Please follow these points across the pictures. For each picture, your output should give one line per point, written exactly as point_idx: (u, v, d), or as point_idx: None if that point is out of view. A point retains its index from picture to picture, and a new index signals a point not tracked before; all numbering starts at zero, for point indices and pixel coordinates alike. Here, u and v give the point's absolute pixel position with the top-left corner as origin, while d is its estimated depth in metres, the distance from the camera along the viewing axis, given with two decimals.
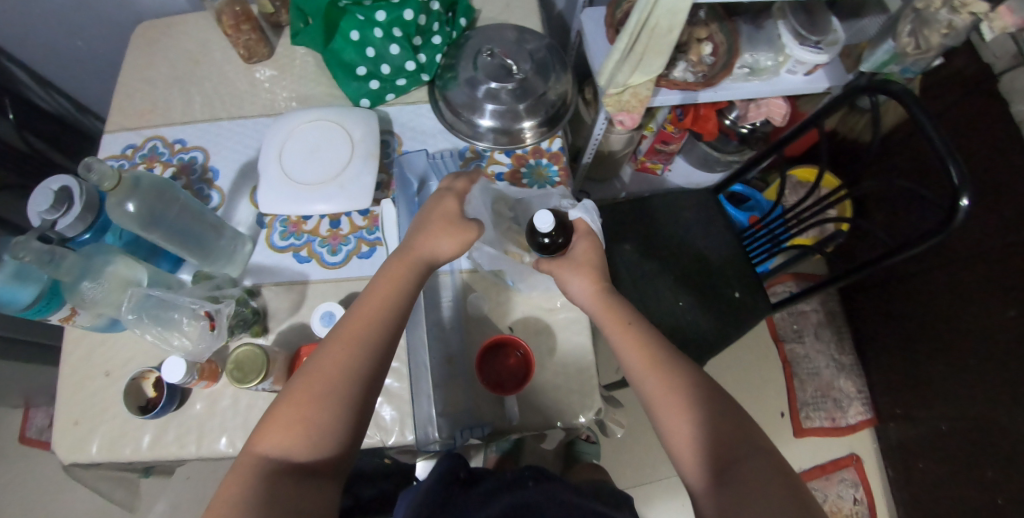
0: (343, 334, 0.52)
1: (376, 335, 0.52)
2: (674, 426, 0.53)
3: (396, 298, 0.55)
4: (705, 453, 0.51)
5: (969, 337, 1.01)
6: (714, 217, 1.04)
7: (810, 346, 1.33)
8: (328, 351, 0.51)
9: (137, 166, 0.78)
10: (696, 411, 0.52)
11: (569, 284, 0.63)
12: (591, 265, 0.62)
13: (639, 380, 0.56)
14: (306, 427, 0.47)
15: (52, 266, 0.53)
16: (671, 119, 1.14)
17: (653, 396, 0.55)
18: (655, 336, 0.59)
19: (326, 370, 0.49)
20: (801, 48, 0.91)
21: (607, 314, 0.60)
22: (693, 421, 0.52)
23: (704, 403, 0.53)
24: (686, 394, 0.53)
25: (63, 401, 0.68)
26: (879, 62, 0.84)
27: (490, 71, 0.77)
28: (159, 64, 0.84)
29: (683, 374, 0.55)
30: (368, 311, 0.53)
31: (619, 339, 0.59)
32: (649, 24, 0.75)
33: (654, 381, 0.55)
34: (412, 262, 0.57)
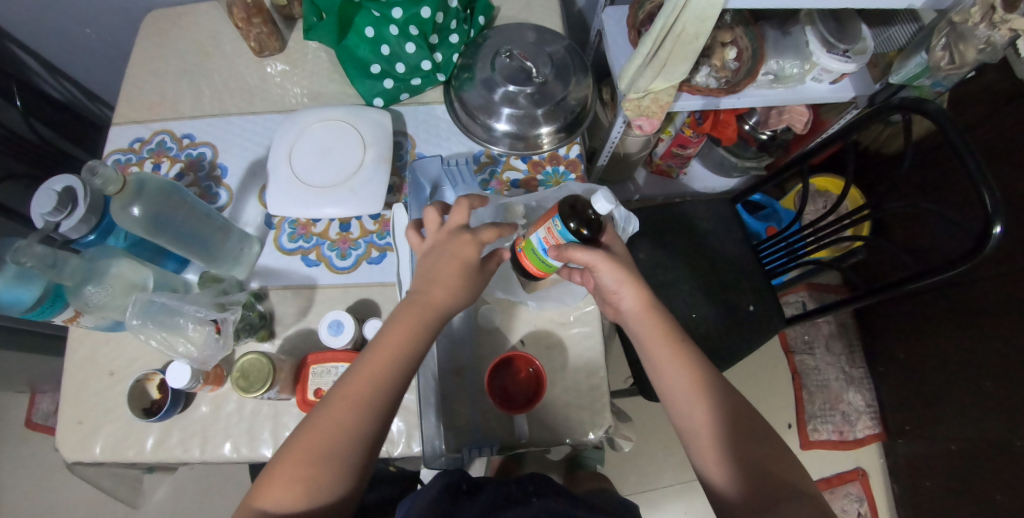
0: (347, 392, 0.50)
1: (381, 396, 0.50)
2: (715, 454, 0.53)
3: (408, 356, 0.52)
4: (745, 485, 0.50)
5: (977, 359, 1.00)
6: (731, 227, 1.01)
7: (821, 358, 1.31)
8: (332, 407, 0.49)
9: (145, 160, 0.76)
10: (736, 442, 0.53)
11: (622, 297, 0.60)
12: (639, 276, 0.59)
13: (680, 401, 0.56)
14: (306, 487, 0.46)
15: (54, 270, 0.52)
16: (690, 123, 1.11)
17: (696, 422, 0.55)
18: (702, 359, 0.58)
19: (330, 428, 0.48)
20: (828, 57, 0.87)
21: (653, 330, 0.58)
22: (733, 452, 0.52)
23: (743, 432, 0.53)
24: (729, 425, 0.54)
25: (67, 399, 0.67)
26: (910, 73, 0.83)
27: (508, 74, 0.74)
28: (168, 56, 0.82)
29: (726, 401, 0.55)
30: (374, 368, 0.51)
31: (663, 359, 0.57)
32: (675, 30, 0.72)
33: (699, 408, 0.55)
34: (427, 316, 0.53)
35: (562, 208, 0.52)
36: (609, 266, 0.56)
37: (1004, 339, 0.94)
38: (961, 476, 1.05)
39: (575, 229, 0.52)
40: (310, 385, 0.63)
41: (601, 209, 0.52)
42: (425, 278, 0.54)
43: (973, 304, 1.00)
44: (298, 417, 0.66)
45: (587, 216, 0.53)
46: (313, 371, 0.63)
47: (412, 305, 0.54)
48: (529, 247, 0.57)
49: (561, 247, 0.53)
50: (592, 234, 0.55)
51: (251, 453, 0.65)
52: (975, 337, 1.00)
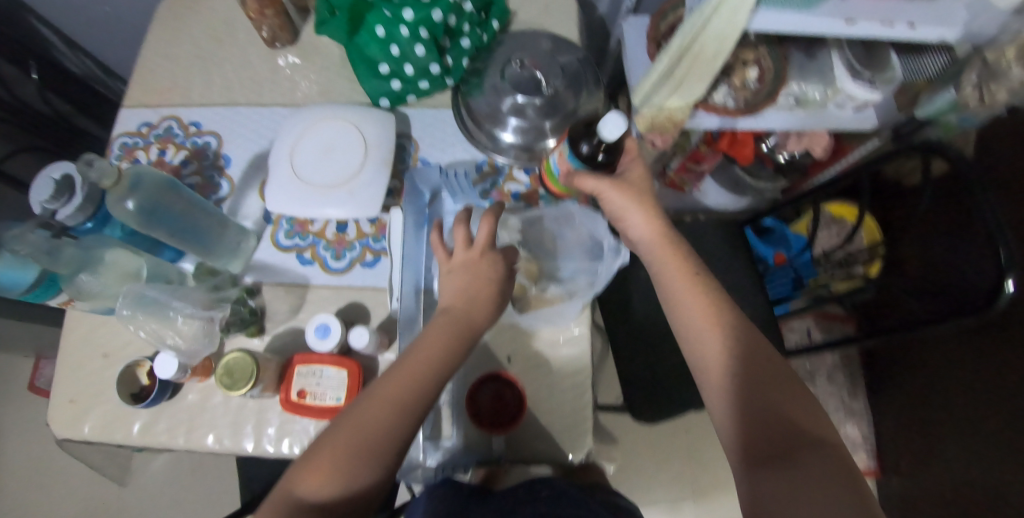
0: (385, 389, 0.49)
1: (420, 399, 0.49)
2: (728, 391, 0.51)
3: (446, 359, 0.51)
4: (751, 420, 0.48)
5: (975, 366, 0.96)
6: (739, 251, 0.99)
7: (822, 389, 1.27)
8: (371, 403, 0.48)
9: (151, 145, 0.76)
10: (744, 372, 0.50)
11: (629, 224, 0.60)
12: (650, 202, 0.59)
13: (688, 329, 0.54)
14: (338, 477, 0.45)
15: (49, 258, 0.51)
16: (706, 139, 1.09)
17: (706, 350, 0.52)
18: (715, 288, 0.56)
19: (367, 423, 0.47)
20: (852, 83, 0.84)
21: (670, 263, 0.57)
22: (738, 380, 0.50)
23: (757, 361, 0.51)
24: (746, 363, 0.51)
25: (61, 377, 0.68)
26: (936, 109, 0.84)
27: (518, 83, 0.72)
28: (182, 41, 0.82)
29: (738, 332, 0.52)
30: (415, 370, 0.50)
31: (676, 285, 0.56)
32: (692, 49, 0.70)
33: (709, 333, 0.52)
34: (460, 325, 0.53)
35: (576, 134, 0.59)
36: (614, 192, 0.58)
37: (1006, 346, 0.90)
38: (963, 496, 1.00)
39: (585, 154, 0.58)
40: (294, 385, 0.63)
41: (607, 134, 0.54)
42: (464, 296, 0.55)
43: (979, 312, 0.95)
44: (281, 414, 0.66)
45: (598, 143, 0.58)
46: (298, 371, 0.63)
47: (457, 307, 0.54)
48: (548, 169, 0.65)
49: (573, 167, 0.60)
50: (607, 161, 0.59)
51: (233, 446, 0.65)
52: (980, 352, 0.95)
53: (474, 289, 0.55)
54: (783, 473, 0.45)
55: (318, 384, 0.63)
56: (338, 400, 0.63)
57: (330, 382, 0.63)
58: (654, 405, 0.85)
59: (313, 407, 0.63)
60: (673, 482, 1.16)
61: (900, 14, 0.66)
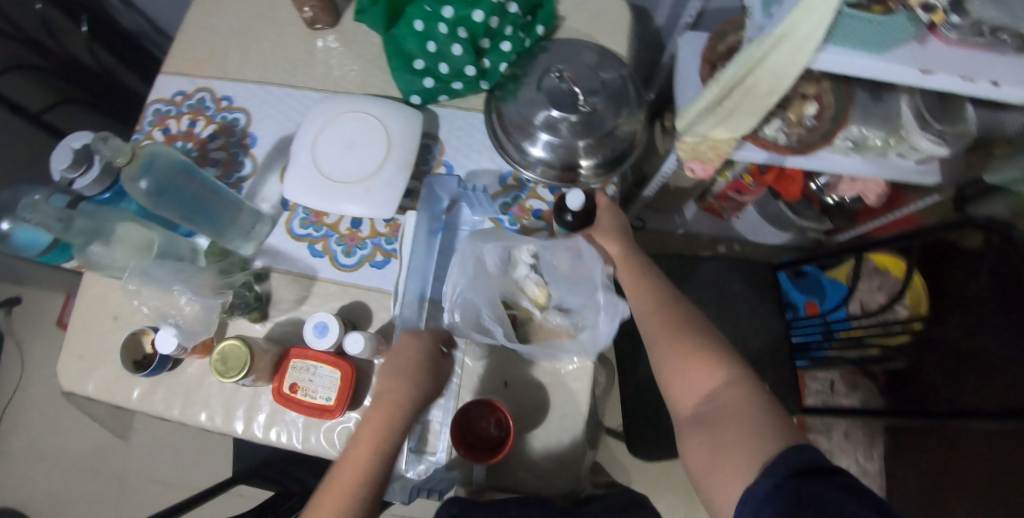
0: (347, 457, 0.53)
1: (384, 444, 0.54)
2: (666, 360, 0.55)
3: (395, 416, 0.55)
4: (697, 389, 0.52)
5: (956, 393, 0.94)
6: (767, 294, 0.93)
7: (836, 443, 1.19)
8: (349, 457, 0.53)
9: (183, 115, 0.76)
10: (685, 344, 0.54)
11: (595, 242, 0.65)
12: (614, 221, 0.66)
13: (641, 319, 0.59)
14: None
15: (61, 228, 0.51)
16: (751, 170, 1.02)
17: (655, 337, 0.57)
18: (663, 281, 0.62)
19: (349, 481, 0.51)
20: (920, 134, 0.77)
21: (623, 265, 0.64)
22: (689, 359, 0.53)
23: (688, 327, 0.56)
24: (678, 330, 0.56)
25: (74, 333, 0.70)
26: (1008, 177, 0.78)
27: (554, 96, 0.69)
28: (226, 12, 0.81)
29: (681, 319, 0.57)
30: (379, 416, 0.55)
31: (626, 280, 0.62)
32: (746, 81, 0.65)
33: (653, 317, 0.58)
34: (400, 387, 0.56)
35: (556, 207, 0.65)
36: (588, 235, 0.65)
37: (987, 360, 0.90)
38: None
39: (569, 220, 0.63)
40: (287, 378, 0.63)
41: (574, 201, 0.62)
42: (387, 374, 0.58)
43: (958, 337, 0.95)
44: (272, 403, 0.66)
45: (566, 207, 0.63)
46: (292, 365, 0.63)
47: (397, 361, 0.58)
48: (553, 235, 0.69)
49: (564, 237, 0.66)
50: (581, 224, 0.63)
51: (224, 426, 0.66)
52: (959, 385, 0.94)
53: (397, 365, 0.58)
54: (716, 420, 0.49)
55: (310, 381, 0.62)
56: (328, 400, 0.62)
57: (323, 381, 0.62)
58: (652, 443, 0.82)
59: (303, 403, 0.62)
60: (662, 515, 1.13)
61: (983, 70, 0.59)
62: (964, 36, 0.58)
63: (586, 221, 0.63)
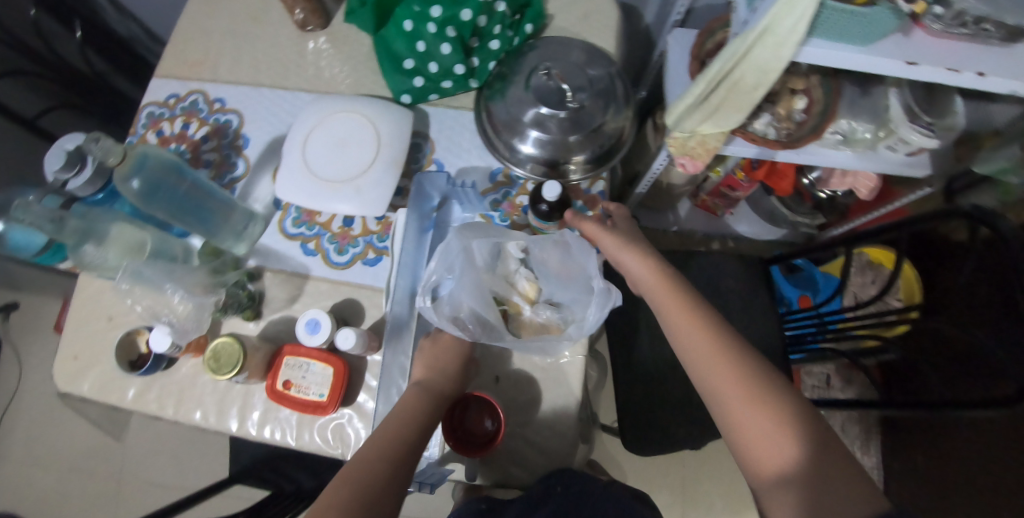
0: (372, 440, 0.53)
1: (419, 428, 0.55)
2: (742, 413, 0.50)
3: (427, 412, 0.57)
4: (788, 453, 0.47)
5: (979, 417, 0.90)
6: (760, 289, 0.94)
7: None
8: (380, 431, 0.53)
9: (175, 118, 0.77)
10: (767, 401, 0.49)
11: (628, 265, 0.63)
12: (644, 246, 0.63)
13: (702, 371, 0.54)
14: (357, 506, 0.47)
15: (54, 229, 0.52)
16: (743, 166, 1.03)
17: (728, 396, 0.51)
18: (724, 324, 0.56)
19: (380, 456, 0.51)
20: (910, 126, 0.77)
21: (666, 295, 0.59)
22: (773, 428, 0.48)
23: (758, 376, 0.51)
24: (750, 377, 0.51)
25: (69, 333, 0.71)
26: (998, 166, 0.78)
27: (542, 94, 0.70)
28: (217, 15, 0.82)
29: (752, 365, 0.52)
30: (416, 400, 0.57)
31: (676, 313, 0.57)
32: (732, 76, 0.66)
33: (721, 364, 0.52)
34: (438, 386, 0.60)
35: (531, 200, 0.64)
36: (607, 237, 0.63)
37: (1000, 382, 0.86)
38: None
39: (545, 210, 0.63)
40: (280, 375, 0.63)
41: (551, 192, 0.61)
42: (426, 368, 0.61)
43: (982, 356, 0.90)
44: (266, 401, 0.66)
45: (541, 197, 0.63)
46: (285, 362, 0.63)
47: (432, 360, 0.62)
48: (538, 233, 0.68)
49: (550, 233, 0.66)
50: (558, 213, 0.63)
51: (218, 424, 0.66)
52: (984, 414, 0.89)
53: (444, 361, 0.62)
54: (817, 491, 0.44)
55: (303, 378, 0.63)
56: (320, 396, 0.62)
57: (315, 378, 0.63)
58: (646, 438, 0.82)
59: (296, 400, 0.63)
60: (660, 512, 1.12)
61: (968, 61, 0.60)
62: (947, 27, 0.59)
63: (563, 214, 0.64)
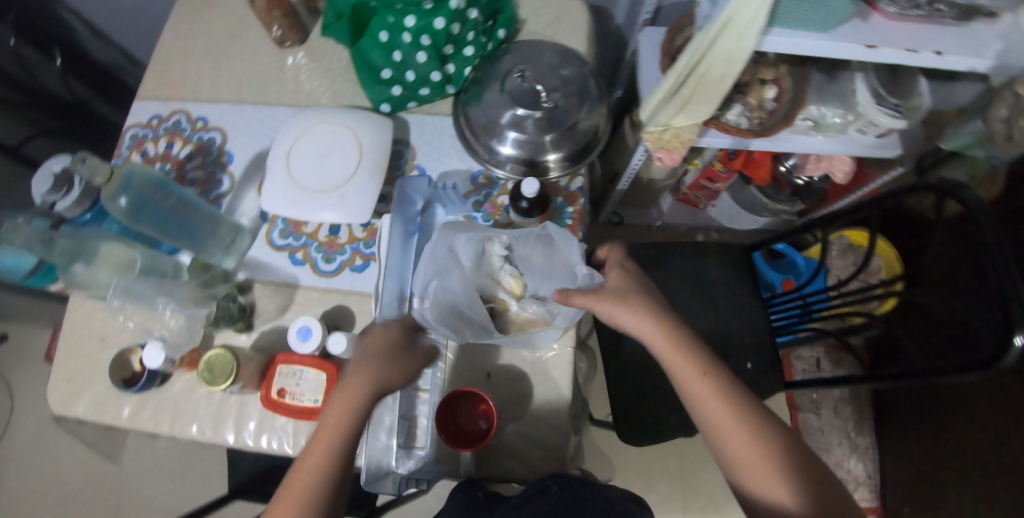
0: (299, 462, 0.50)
1: (343, 437, 0.50)
2: (760, 480, 0.51)
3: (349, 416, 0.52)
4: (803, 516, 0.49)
5: (978, 439, 0.92)
6: (743, 276, 0.96)
7: (826, 420, 1.24)
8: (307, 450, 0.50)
9: (159, 138, 0.78)
10: (784, 469, 0.51)
11: (626, 322, 0.61)
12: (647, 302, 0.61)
13: (720, 441, 0.54)
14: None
15: (44, 249, 0.53)
16: (720, 157, 1.05)
17: (751, 471, 0.52)
18: (736, 388, 0.56)
19: (296, 494, 0.48)
20: (877, 109, 0.80)
21: (676, 356, 0.58)
22: (790, 499, 0.50)
23: (773, 442, 0.53)
24: (767, 445, 0.52)
25: (61, 357, 0.71)
26: (963, 142, 0.79)
27: (518, 96, 0.72)
28: (196, 36, 0.84)
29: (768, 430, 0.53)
30: (335, 417, 0.51)
31: (688, 379, 0.56)
32: (699, 69, 0.68)
33: (738, 434, 0.53)
34: (363, 381, 0.53)
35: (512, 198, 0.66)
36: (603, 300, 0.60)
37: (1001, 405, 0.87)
38: None
39: (526, 207, 0.64)
40: (275, 384, 0.64)
41: (530, 188, 0.63)
42: (355, 361, 0.56)
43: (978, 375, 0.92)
44: (261, 411, 0.67)
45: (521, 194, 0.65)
46: (279, 371, 0.64)
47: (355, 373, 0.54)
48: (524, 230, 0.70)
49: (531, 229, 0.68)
50: (538, 210, 0.65)
51: (215, 437, 0.67)
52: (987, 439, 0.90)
53: (371, 348, 0.57)
54: None
55: (297, 385, 0.64)
56: (315, 402, 0.63)
57: (309, 384, 0.64)
58: (641, 429, 0.84)
59: (291, 407, 0.64)
60: (662, 505, 1.13)
61: (926, 41, 0.63)
62: (902, 9, 0.61)
63: (543, 210, 0.65)
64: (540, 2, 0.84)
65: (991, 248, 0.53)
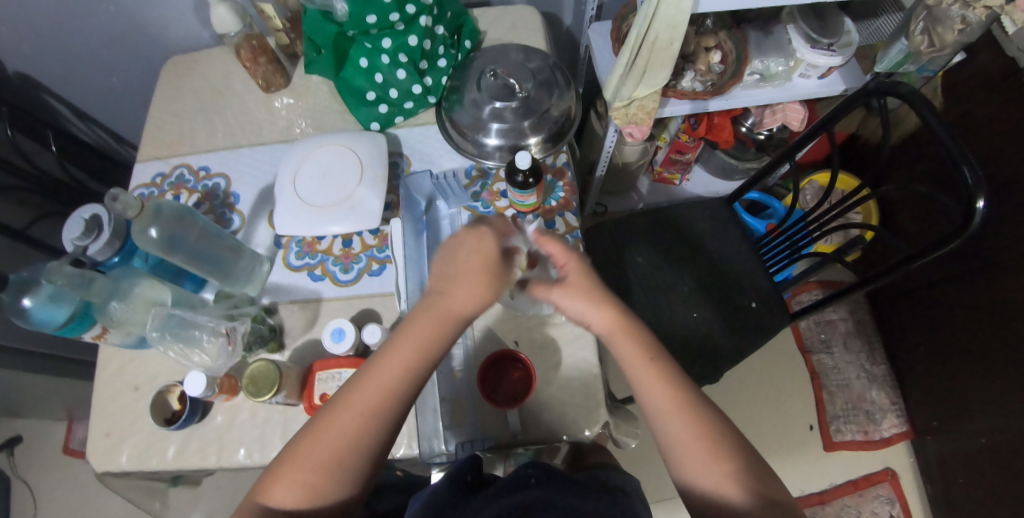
0: (365, 382, 0.49)
1: (416, 371, 0.50)
2: (694, 464, 0.49)
3: (430, 347, 0.51)
4: (734, 497, 0.47)
5: (993, 344, 0.96)
6: (730, 227, 1.02)
7: (839, 357, 1.29)
8: (378, 366, 0.50)
9: (165, 193, 0.83)
10: (721, 455, 0.49)
11: (588, 318, 0.57)
12: (608, 293, 0.57)
13: (664, 425, 0.51)
14: (309, 493, 0.45)
15: (83, 288, 0.58)
16: (684, 129, 1.14)
17: (688, 454, 0.50)
18: (682, 377, 0.54)
19: (351, 421, 0.47)
20: (813, 51, 0.89)
21: (626, 343, 0.55)
22: (726, 477, 0.48)
23: (713, 426, 0.51)
24: (709, 429, 0.50)
25: (96, 413, 0.71)
26: (893, 62, 0.86)
27: (494, 91, 0.80)
28: (185, 97, 0.90)
29: (712, 419, 0.51)
30: (392, 372, 0.49)
31: (631, 364, 0.54)
32: (648, 38, 0.76)
33: (679, 421, 0.51)
34: (443, 315, 0.52)
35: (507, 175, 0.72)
36: (564, 293, 0.57)
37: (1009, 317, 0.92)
38: (999, 426, 0.97)
39: (521, 180, 0.70)
40: (315, 390, 0.66)
41: (523, 160, 0.69)
42: (444, 279, 0.53)
43: (982, 293, 0.97)
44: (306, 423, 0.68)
45: (515, 168, 0.71)
46: (318, 377, 0.66)
47: (422, 320, 0.51)
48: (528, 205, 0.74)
49: (530, 200, 0.72)
50: (533, 181, 0.70)
51: (264, 458, 0.68)
52: (995, 347, 0.96)
53: (458, 263, 0.53)
54: None
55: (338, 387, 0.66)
56: None
57: None
58: None
59: None
60: None
61: None
62: None
63: (537, 181, 0.71)
64: (494, 14, 0.93)
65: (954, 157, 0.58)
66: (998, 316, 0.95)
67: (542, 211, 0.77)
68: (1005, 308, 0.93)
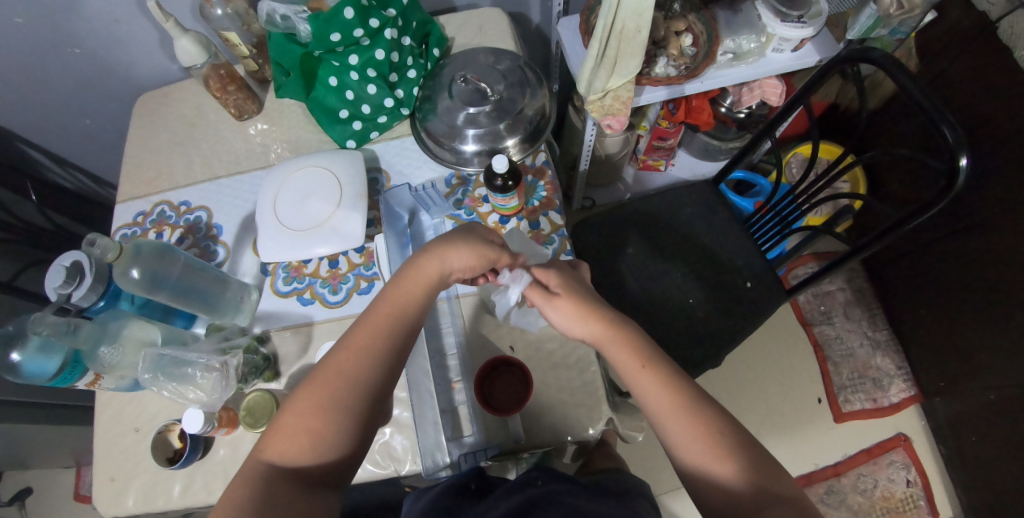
0: (355, 337, 0.54)
1: (400, 325, 0.55)
2: (699, 459, 0.49)
3: (410, 302, 0.57)
4: (741, 490, 0.47)
5: (992, 295, 0.96)
6: (718, 207, 1.01)
7: (841, 327, 1.28)
8: (366, 323, 0.55)
9: (148, 231, 0.82)
10: (725, 450, 0.49)
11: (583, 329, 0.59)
12: (598, 304, 0.59)
13: (663, 424, 0.52)
14: (310, 438, 0.49)
15: (71, 336, 0.56)
16: (664, 114, 1.13)
17: (692, 450, 0.50)
18: (681, 376, 0.55)
19: (344, 371, 0.52)
20: (782, 25, 0.88)
21: (621, 350, 0.56)
22: (732, 472, 0.48)
23: (714, 421, 0.51)
24: (711, 424, 0.50)
25: (99, 459, 0.71)
26: (864, 27, 0.86)
27: (466, 97, 0.79)
28: (159, 132, 0.89)
29: (714, 416, 0.51)
30: (378, 326, 0.55)
31: (627, 369, 0.55)
32: (616, 27, 0.75)
33: (680, 419, 0.51)
34: (424, 273, 0.57)
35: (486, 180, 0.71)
36: (555, 311, 0.59)
37: (1002, 270, 0.93)
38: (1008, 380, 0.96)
39: (501, 183, 0.70)
40: None
41: (500, 163, 0.68)
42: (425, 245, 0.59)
43: (976, 247, 0.97)
44: None
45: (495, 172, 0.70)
46: None
47: (403, 284, 0.57)
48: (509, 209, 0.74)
49: (512, 202, 0.72)
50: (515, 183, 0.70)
51: None
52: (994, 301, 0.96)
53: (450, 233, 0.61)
54: None
55: None
56: None
57: None
58: None
59: None
60: None
61: None
62: None
63: (518, 183, 0.71)
64: (459, 20, 0.93)
65: (930, 113, 0.58)
66: (994, 267, 0.94)
67: (525, 213, 0.77)
68: (997, 259, 0.94)
